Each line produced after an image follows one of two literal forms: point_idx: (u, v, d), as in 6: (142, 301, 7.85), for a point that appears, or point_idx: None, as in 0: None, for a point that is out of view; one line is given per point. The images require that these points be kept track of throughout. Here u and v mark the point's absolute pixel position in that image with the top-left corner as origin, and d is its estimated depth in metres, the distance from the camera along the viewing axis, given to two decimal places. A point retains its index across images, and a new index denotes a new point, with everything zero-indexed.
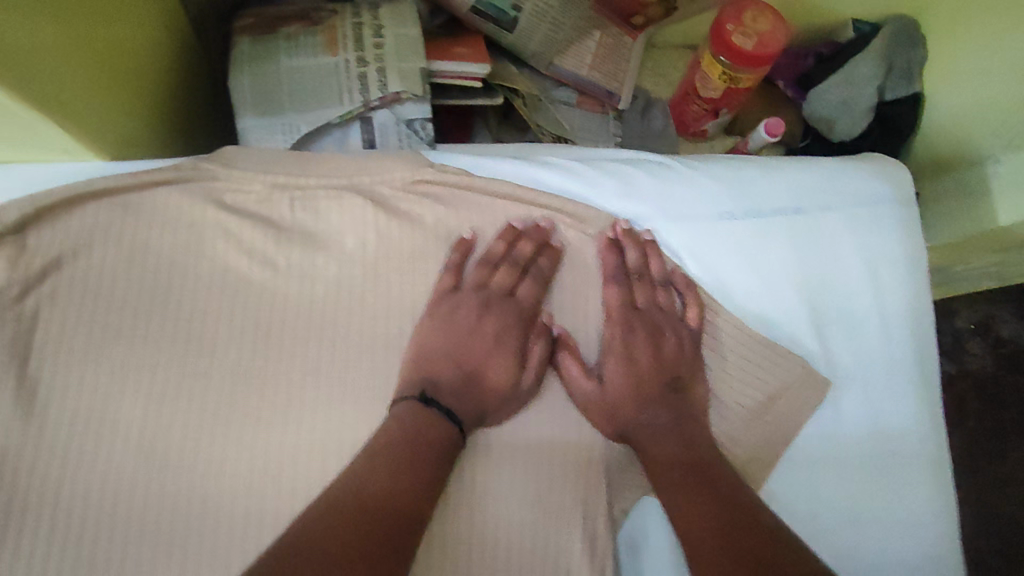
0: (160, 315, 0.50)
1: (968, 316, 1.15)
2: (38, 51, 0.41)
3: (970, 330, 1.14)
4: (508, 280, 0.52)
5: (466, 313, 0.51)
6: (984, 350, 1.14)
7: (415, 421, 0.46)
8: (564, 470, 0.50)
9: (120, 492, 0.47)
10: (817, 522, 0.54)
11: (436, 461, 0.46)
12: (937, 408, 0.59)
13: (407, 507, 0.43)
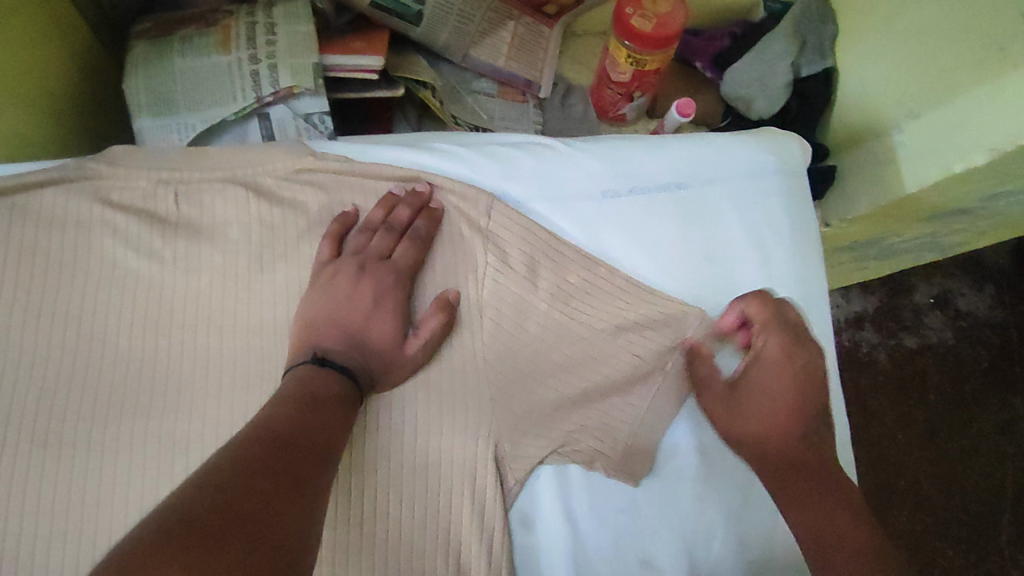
0: (51, 311, 0.51)
1: (926, 290, 1.15)
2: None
3: (929, 303, 1.15)
4: (385, 243, 0.53)
5: (345, 278, 0.52)
6: (943, 322, 1.14)
7: (314, 376, 0.47)
8: (444, 442, 0.51)
9: (12, 485, 0.47)
10: (705, 490, 0.54)
11: (339, 409, 0.46)
12: (832, 378, 0.58)
13: (321, 441, 0.43)
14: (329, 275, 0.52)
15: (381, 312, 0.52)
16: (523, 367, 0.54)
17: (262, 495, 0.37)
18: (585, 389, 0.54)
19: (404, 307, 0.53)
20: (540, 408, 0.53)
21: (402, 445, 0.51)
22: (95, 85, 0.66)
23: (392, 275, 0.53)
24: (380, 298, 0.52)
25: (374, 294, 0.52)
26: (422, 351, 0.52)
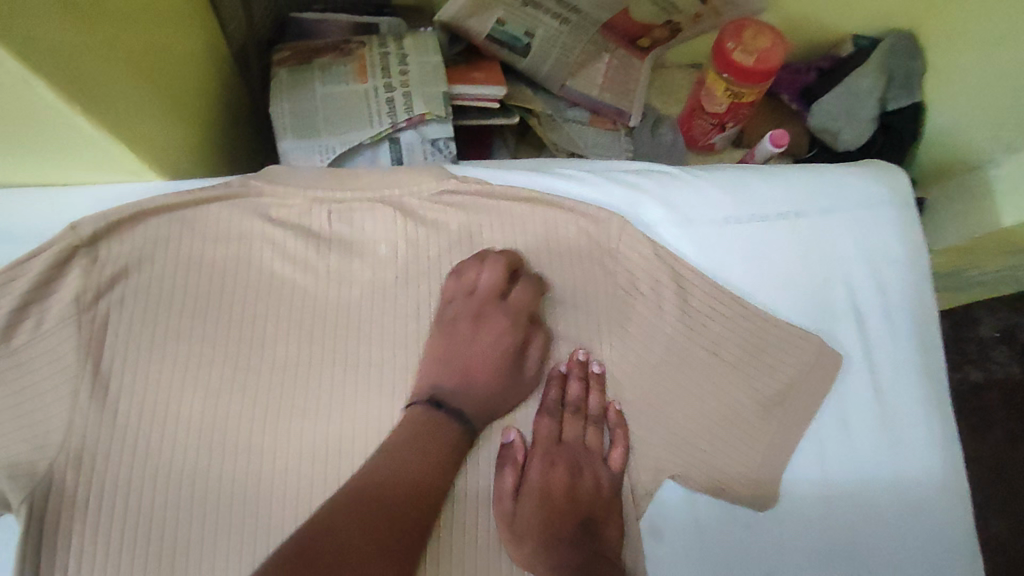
0: (215, 317, 0.55)
1: (993, 324, 1.15)
2: (108, 82, 0.47)
3: (994, 337, 1.14)
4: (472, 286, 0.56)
5: (444, 329, 0.55)
6: (1011, 357, 1.14)
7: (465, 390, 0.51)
8: (578, 461, 0.53)
9: (183, 476, 0.52)
10: (829, 507, 0.55)
11: (454, 445, 0.50)
12: (945, 401, 0.59)
13: (416, 497, 0.47)
14: (433, 326, 0.56)
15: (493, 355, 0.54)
16: (648, 386, 0.56)
17: (348, 560, 0.41)
18: (711, 410, 0.56)
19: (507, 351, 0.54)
20: (666, 424, 0.55)
21: (538, 457, 0.52)
22: (235, 109, 0.71)
23: (496, 324, 0.55)
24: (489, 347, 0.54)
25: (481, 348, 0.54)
26: (556, 378, 0.55)
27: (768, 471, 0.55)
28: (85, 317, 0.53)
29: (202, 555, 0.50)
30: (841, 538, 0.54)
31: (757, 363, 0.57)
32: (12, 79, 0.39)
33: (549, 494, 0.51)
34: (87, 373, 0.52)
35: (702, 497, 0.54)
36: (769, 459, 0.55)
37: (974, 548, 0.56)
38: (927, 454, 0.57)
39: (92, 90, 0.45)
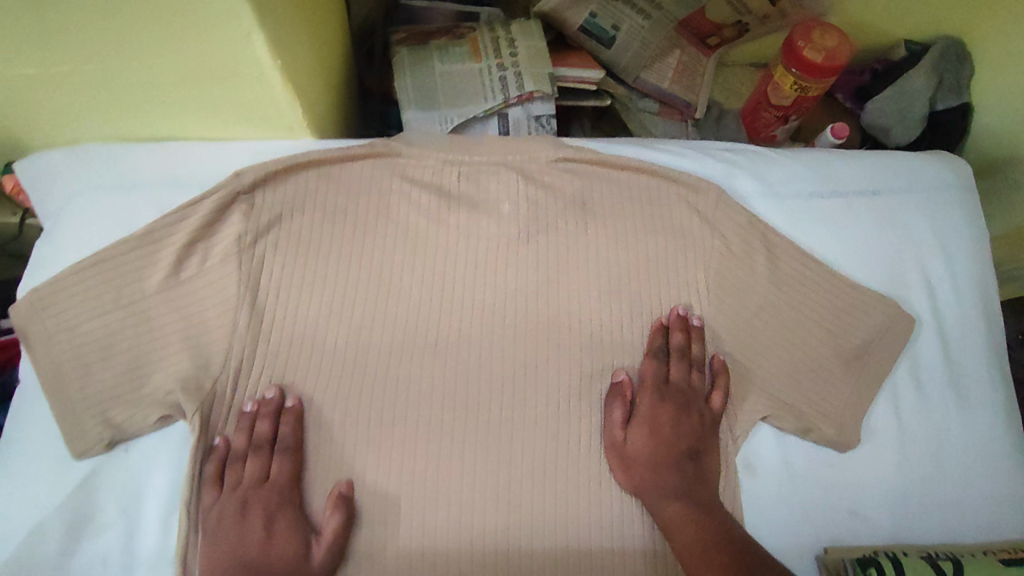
0: (357, 262, 0.61)
1: None
2: (289, 36, 0.53)
3: None
4: (259, 466, 0.54)
5: (232, 516, 0.53)
6: None
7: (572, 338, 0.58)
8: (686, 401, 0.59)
9: (329, 400, 0.58)
10: (903, 452, 0.61)
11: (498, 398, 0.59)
12: (1006, 365, 0.65)
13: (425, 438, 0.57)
14: (268, 495, 0.54)
15: (297, 526, 0.53)
16: (741, 339, 0.63)
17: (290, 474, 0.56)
18: (800, 362, 0.61)
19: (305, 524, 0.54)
20: (759, 372, 0.61)
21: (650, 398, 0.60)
22: (353, 85, 0.78)
23: (359, 430, 0.57)
24: (276, 531, 0.53)
25: (290, 518, 0.53)
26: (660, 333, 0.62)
27: (850, 417, 0.60)
28: (245, 255, 0.59)
29: (348, 469, 0.56)
30: (916, 480, 0.60)
31: (841, 321, 0.63)
32: (238, 29, 0.47)
33: (665, 430, 0.58)
34: (246, 305, 0.58)
35: (789, 439, 0.61)
36: (851, 406, 0.61)
37: None
38: (992, 410, 0.63)
39: (281, 41, 0.51)
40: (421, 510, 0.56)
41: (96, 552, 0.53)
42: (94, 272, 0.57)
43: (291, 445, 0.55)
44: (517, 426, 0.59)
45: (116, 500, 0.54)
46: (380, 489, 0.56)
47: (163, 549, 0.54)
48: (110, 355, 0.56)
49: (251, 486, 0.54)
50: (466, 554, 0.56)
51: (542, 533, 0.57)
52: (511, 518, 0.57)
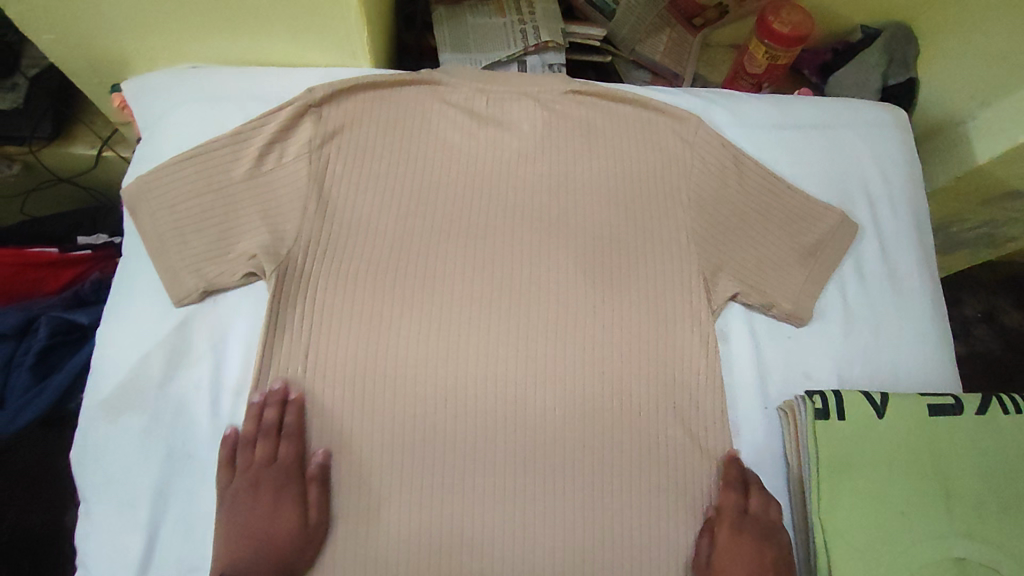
0: (405, 164, 0.74)
1: (976, 307, 1.47)
2: None
3: (977, 317, 1.46)
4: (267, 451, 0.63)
5: (245, 492, 0.62)
6: (991, 336, 1.45)
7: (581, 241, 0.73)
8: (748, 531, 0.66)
9: (379, 270, 0.70)
10: (847, 326, 0.75)
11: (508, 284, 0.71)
12: (932, 265, 0.81)
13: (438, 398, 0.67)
14: (276, 473, 0.63)
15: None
16: (720, 237, 0.75)
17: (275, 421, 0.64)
18: (765, 256, 0.75)
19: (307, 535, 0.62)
20: (732, 262, 0.74)
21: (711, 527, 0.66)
22: (394, 38, 0.93)
23: (405, 295, 0.69)
24: (282, 529, 0.61)
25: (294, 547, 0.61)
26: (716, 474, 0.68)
27: (803, 299, 0.74)
28: (314, 154, 0.71)
29: (395, 326, 0.68)
30: (857, 347, 0.75)
31: (798, 226, 0.77)
32: None
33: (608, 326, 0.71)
34: (314, 192, 0.70)
35: (754, 315, 0.75)
36: (804, 289, 0.75)
37: (951, 362, 0.76)
38: (917, 296, 0.78)
39: None
40: (454, 363, 0.68)
41: (189, 379, 0.65)
42: (189, 163, 0.69)
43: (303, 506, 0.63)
44: (533, 298, 0.71)
45: (206, 340, 0.66)
46: (420, 344, 0.68)
47: (245, 379, 0.66)
48: (201, 228, 0.68)
49: (259, 466, 0.63)
50: (491, 397, 0.68)
51: (553, 381, 0.69)
52: (529, 370, 0.69)
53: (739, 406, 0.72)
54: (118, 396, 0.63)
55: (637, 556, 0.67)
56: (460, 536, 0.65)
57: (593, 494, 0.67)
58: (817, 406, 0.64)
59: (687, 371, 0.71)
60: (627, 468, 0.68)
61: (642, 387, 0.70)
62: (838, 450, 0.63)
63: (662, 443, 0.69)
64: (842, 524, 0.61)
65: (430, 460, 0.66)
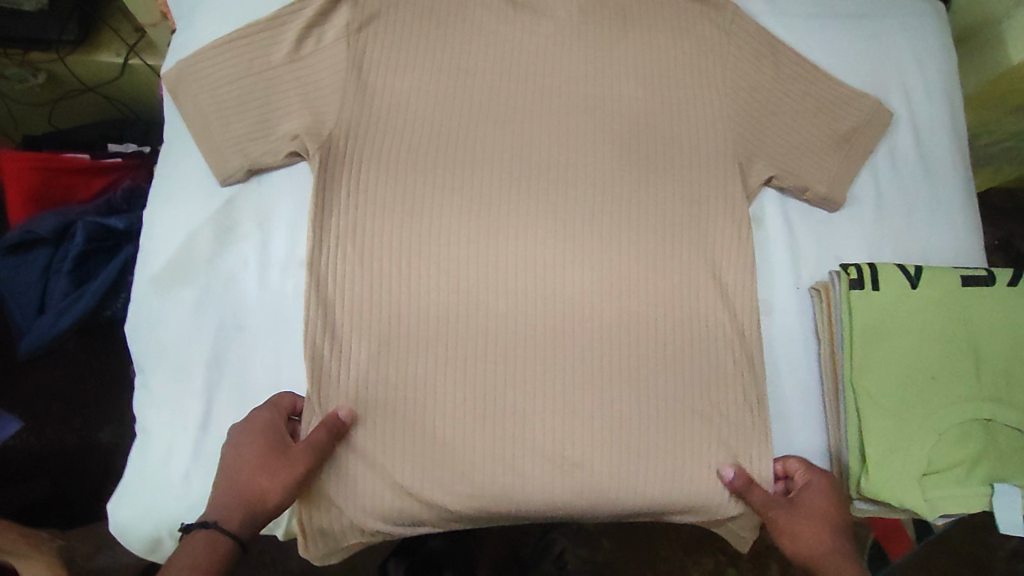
0: (442, 48, 0.74)
1: (994, 234, 1.47)
2: None
3: (995, 244, 1.46)
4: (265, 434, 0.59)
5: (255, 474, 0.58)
6: (1008, 263, 1.45)
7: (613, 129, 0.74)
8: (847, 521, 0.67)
9: (419, 152, 0.71)
10: (879, 211, 0.76)
11: (548, 165, 0.73)
12: (966, 156, 0.81)
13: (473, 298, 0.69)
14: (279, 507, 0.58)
15: (268, 482, 0.58)
16: (755, 124, 0.75)
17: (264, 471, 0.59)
18: (798, 142, 0.76)
19: (278, 449, 0.59)
20: (765, 147, 0.75)
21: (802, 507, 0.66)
22: None
23: (445, 176, 0.71)
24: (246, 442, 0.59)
25: (256, 455, 0.58)
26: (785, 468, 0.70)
27: (836, 183, 0.75)
28: (352, 37, 0.71)
29: (438, 205, 0.70)
30: (889, 233, 0.76)
31: (832, 113, 0.77)
32: None
33: (642, 206, 0.73)
34: (353, 73, 0.70)
35: (786, 199, 0.76)
36: (837, 173, 0.76)
37: (981, 248, 0.77)
38: (950, 185, 0.79)
39: None
40: (495, 242, 0.70)
41: (237, 255, 0.66)
42: (231, 47, 0.69)
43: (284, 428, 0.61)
44: (569, 182, 0.73)
45: (252, 218, 0.67)
46: (461, 224, 0.70)
47: (291, 256, 0.67)
48: (244, 110, 0.68)
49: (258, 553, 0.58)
50: (529, 274, 0.70)
51: (590, 261, 0.71)
52: (566, 250, 0.71)
53: (773, 286, 0.73)
54: (167, 269, 0.65)
55: (669, 424, 0.69)
56: (503, 403, 0.67)
57: (628, 366, 0.70)
58: (852, 278, 0.65)
59: (722, 250, 0.72)
60: (660, 343, 0.70)
61: (677, 266, 0.72)
62: (871, 318, 0.65)
63: (696, 319, 0.71)
64: (874, 386, 0.63)
65: (472, 335, 0.68)
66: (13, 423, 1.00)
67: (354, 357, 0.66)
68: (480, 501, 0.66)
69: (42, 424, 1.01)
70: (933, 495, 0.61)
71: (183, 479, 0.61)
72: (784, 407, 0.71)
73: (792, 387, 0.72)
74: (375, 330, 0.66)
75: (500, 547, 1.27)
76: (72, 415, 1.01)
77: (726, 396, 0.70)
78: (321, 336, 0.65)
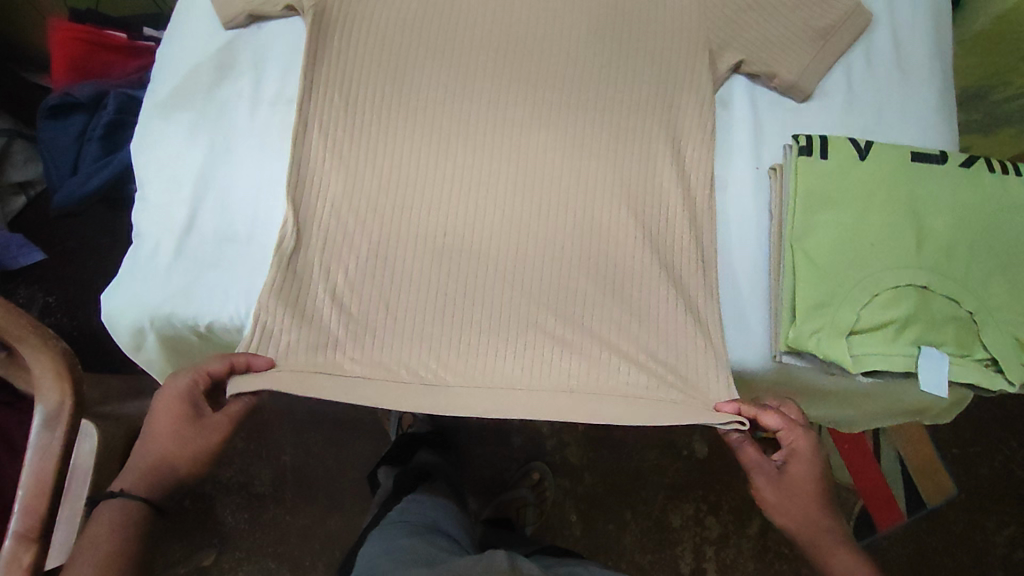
0: None
1: None
2: None
3: None
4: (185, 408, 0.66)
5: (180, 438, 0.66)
6: None
7: (592, 15, 0.79)
8: (824, 474, 0.70)
9: (407, 14, 0.76)
10: (847, 105, 0.78)
11: (527, 40, 0.77)
12: (945, 64, 0.82)
13: (445, 152, 0.74)
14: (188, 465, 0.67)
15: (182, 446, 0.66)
16: (733, 16, 0.78)
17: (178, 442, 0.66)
18: (774, 34, 0.77)
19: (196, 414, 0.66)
20: (741, 38, 0.77)
21: (782, 486, 0.69)
22: None
23: (429, 42, 0.76)
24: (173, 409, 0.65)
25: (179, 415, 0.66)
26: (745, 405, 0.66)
27: (807, 74, 0.77)
28: None
29: (422, 66, 0.75)
30: (855, 126, 0.78)
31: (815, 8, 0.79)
32: None
33: (613, 85, 0.76)
34: None
35: (755, 88, 0.79)
36: (811, 65, 0.77)
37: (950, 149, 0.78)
38: (926, 87, 0.80)
39: None
40: (469, 105, 0.75)
41: (232, 89, 0.74)
42: None
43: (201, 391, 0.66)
44: (545, 56, 0.77)
45: (249, 59, 0.75)
46: (439, 85, 0.75)
47: (281, 94, 0.74)
48: None
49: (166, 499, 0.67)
50: (498, 137, 0.75)
51: (557, 128, 0.75)
52: (537, 118, 0.75)
53: (732, 165, 0.76)
54: (170, 98, 0.73)
55: (622, 285, 0.71)
56: (463, 249, 0.71)
57: (586, 229, 0.73)
58: (801, 145, 0.67)
59: (688, 130, 0.76)
60: (620, 209, 0.73)
61: (639, 140, 0.75)
62: (815, 183, 0.67)
63: (652, 190, 0.74)
64: (809, 248, 0.66)
65: (438, 184, 0.73)
66: (36, 253, 1.18)
67: (327, 192, 0.72)
68: (433, 334, 0.69)
69: (75, 306, 1.18)
70: (860, 352, 0.64)
71: (166, 274, 0.68)
72: (731, 280, 0.73)
73: (743, 262, 0.74)
74: (348, 169, 0.72)
75: (485, 471, 1.29)
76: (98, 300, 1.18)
77: (680, 262, 0.72)
78: (300, 167, 0.71)
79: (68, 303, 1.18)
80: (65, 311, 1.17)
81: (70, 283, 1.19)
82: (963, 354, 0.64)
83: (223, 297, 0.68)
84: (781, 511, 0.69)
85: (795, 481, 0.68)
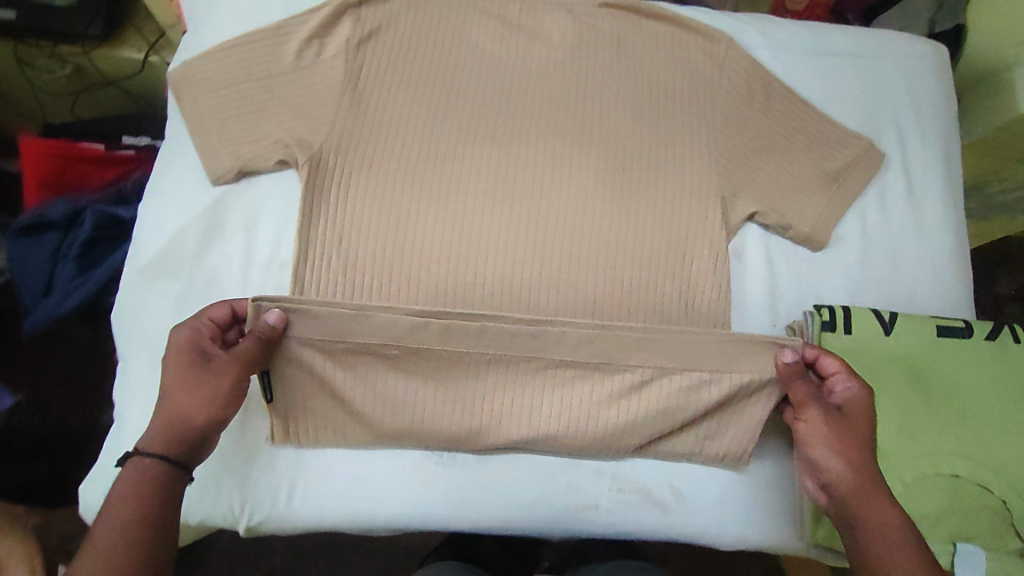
0: (436, 67, 0.76)
1: None
2: None
3: None
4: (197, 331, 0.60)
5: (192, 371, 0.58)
6: None
7: (599, 157, 0.75)
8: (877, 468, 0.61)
9: (403, 162, 0.72)
10: (864, 255, 0.76)
11: (530, 187, 0.73)
12: (959, 207, 0.80)
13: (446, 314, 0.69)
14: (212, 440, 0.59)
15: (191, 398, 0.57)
16: (745, 160, 0.75)
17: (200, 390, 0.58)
18: (787, 182, 0.75)
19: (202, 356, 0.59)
20: (754, 185, 0.74)
21: (843, 420, 0.59)
22: None
23: (428, 191, 0.72)
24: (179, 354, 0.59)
25: (184, 353, 0.59)
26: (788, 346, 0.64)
27: (821, 225, 0.74)
28: (350, 55, 0.73)
29: (419, 218, 0.71)
30: (872, 279, 0.75)
31: (826, 153, 0.77)
32: None
33: (623, 234, 0.73)
34: (348, 88, 0.72)
35: (770, 236, 0.76)
36: (824, 216, 0.75)
37: (967, 303, 0.76)
38: (942, 234, 0.78)
39: None
40: (471, 261, 0.71)
41: (221, 253, 0.70)
42: (232, 54, 0.72)
43: (208, 336, 0.60)
44: (551, 203, 0.73)
45: (240, 219, 0.71)
46: (439, 240, 0.71)
47: (274, 257, 0.70)
48: (239, 118, 0.71)
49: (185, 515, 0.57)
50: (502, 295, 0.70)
51: (565, 282, 0.71)
52: (543, 274, 0.71)
53: (748, 323, 0.73)
54: (155, 265, 0.69)
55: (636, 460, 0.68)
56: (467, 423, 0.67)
57: None
58: (824, 320, 0.65)
59: (702, 285, 0.72)
60: None
61: (650, 298, 0.72)
62: None
63: None
64: None
65: None
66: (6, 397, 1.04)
67: (321, 365, 0.67)
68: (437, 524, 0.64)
69: (47, 402, 1.06)
70: None
71: None
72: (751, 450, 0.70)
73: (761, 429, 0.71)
74: None
75: None
76: (76, 399, 1.06)
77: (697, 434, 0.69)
78: None
79: (41, 395, 1.06)
80: (38, 409, 1.05)
81: (45, 381, 1.07)
82: (996, 548, 0.61)
83: (216, 493, 0.65)
84: (835, 451, 0.58)
85: (852, 421, 0.60)
